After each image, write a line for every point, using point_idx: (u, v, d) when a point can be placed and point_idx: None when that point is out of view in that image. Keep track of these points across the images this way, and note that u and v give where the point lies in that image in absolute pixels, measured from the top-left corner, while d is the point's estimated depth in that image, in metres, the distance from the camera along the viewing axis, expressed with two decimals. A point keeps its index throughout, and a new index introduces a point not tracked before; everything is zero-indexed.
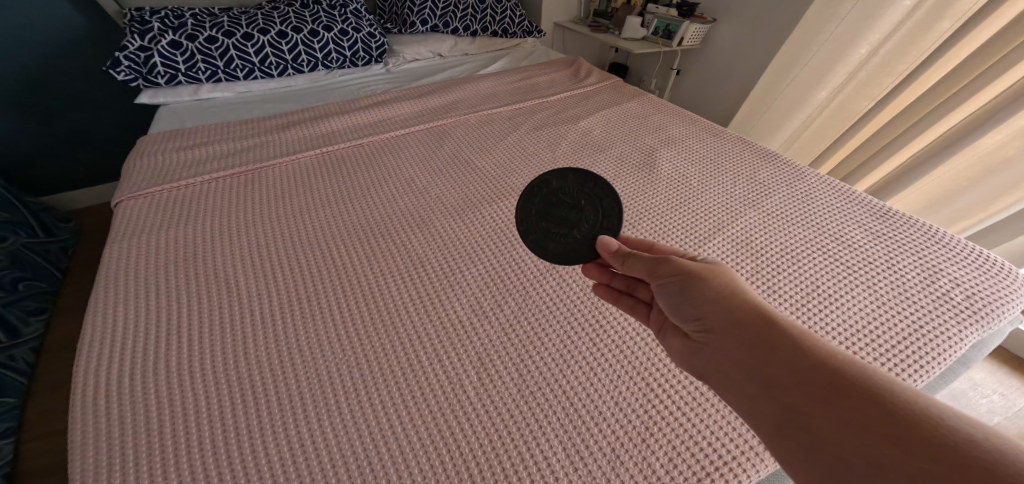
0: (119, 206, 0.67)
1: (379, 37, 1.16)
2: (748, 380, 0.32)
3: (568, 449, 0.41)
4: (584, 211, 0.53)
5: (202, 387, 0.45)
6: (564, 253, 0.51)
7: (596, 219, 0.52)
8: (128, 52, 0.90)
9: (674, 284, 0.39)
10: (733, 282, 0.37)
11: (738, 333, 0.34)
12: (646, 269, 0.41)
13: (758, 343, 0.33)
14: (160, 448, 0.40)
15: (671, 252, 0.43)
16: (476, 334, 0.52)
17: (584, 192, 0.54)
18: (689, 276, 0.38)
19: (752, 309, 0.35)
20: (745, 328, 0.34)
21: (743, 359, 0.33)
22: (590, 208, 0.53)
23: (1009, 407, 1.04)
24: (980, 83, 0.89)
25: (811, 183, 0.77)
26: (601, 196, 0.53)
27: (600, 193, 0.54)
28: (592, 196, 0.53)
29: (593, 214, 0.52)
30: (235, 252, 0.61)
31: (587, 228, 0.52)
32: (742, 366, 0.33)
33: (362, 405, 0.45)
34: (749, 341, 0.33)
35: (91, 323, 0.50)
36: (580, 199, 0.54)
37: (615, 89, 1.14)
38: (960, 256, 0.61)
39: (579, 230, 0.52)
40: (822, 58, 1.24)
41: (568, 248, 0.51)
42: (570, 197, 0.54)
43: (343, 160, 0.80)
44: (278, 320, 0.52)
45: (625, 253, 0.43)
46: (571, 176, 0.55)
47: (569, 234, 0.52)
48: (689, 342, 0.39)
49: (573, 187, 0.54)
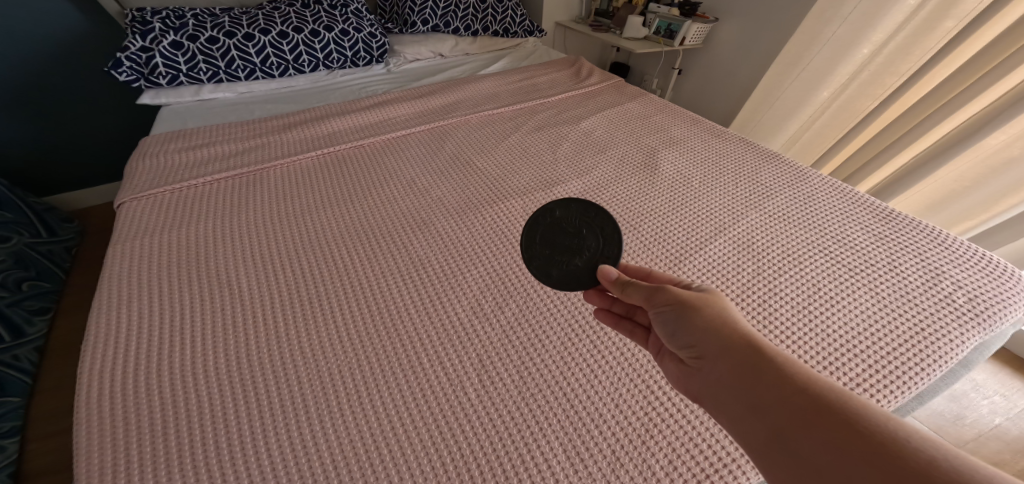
0: (122, 207, 0.67)
1: (380, 37, 1.16)
2: (741, 409, 0.30)
3: (569, 451, 0.41)
4: (586, 240, 0.50)
5: (205, 387, 0.45)
6: (565, 282, 0.49)
7: (599, 247, 0.49)
8: (130, 52, 0.90)
9: (670, 311, 0.37)
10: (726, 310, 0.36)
11: (733, 360, 0.32)
12: (643, 297, 0.39)
13: (752, 372, 0.31)
14: (163, 449, 0.40)
15: (670, 281, 0.41)
16: (477, 336, 0.52)
17: (587, 221, 0.51)
18: (685, 303, 0.36)
19: (747, 337, 0.33)
20: (740, 356, 0.32)
21: (738, 388, 0.31)
22: (593, 237, 0.50)
23: (1011, 409, 1.04)
24: (985, 83, 0.89)
25: (813, 184, 0.77)
26: (603, 224, 0.50)
27: (603, 222, 0.50)
28: (596, 226, 0.50)
29: (595, 243, 0.49)
30: (236, 253, 0.61)
31: (589, 256, 0.49)
32: (740, 396, 0.31)
33: (364, 406, 0.45)
34: (741, 368, 0.32)
35: (94, 325, 0.50)
36: (583, 228, 0.51)
37: (616, 89, 1.13)
38: (961, 258, 0.60)
39: (581, 258, 0.49)
40: (824, 58, 1.23)
41: (569, 277, 0.49)
42: (573, 226, 0.51)
43: (343, 162, 0.81)
44: (280, 321, 0.52)
45: (624, 280, 0.41)
46: (573, 205, 0.52)
47: (571, 261, 0.49)
48: (685, 371, 0.37)
49: (575, 216, 0.52)
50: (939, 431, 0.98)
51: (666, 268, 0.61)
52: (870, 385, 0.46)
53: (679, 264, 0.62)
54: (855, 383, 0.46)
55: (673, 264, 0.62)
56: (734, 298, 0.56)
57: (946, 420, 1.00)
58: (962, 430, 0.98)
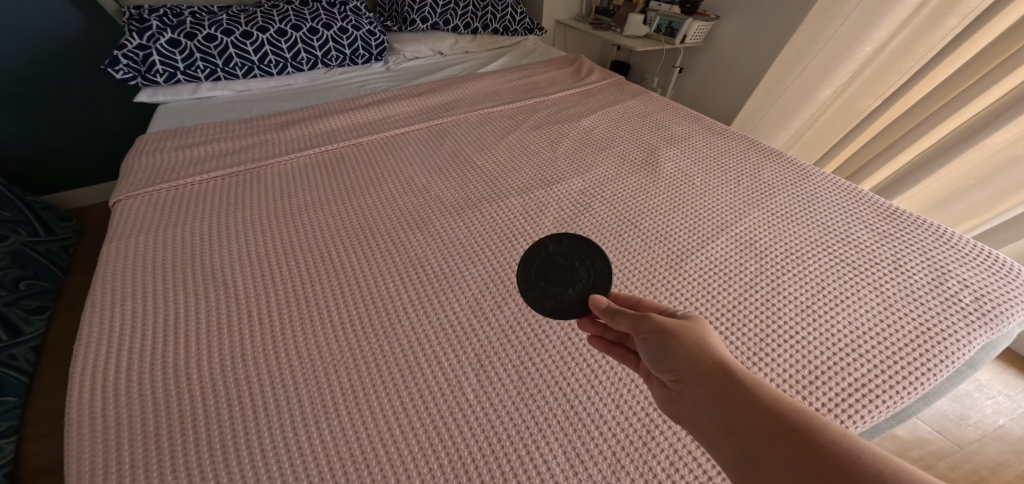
0: (117, 205, 0.66)
1: (379, 35, 1.16)
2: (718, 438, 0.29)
3: (569, 453, 0.41)
4: (577, 272, 0.49)
5: (200, 387, 0.45)
6: (556, 312, 0.47)
7: (589, 280, 0.48)
8: (126, 50, 0.89)
9: (652, 338, 0.35)
10: (706, 335, 0.34)
11: (709, 387, 0.31)
12: (628, 326, 0.37)
13: (728, 397, 0.30)
14: (157, 450, 0.40)
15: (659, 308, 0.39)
16: (476, 335, 0.52)
17: (579, 255, 0.51)
18: (666, 331, 0.35)
19: (724, 362, 0.32)
20: (723, 382, 0.31)
21: (714, 415, 0.30)
22: (584, 270, 0.50)
23: (1015, 409, 1.03)
24: (990, 80, 0.87)
25: (816, 182, 0.76)
26: (594, 258, 0.50)
27: (594, 255, 0.50)
28: (587, 260, 0.50)
29: (587, 276, 0.49)
30: (232, 251, 0.60)
31: (580, 287, 0.48)
32: (721, 427, 0.30)
33: (360, 406, 0.44)
34: (717, 394, 0.31)
35: (88, 324, 0.50)
36: (575, 262, 0.50)
37: (617, 87, 1.13)
38: (967, 257, 0.60)
39: (573, 289, 0.48)
40: (827, 56, 1.22)
41: (563, 306, 0.47)
42: (565, 259, 0.51)
43: (341, 160, 0.80)
44: (276, 320, 0.52)
45: (612, 309, 0.39)
46: (565, 239, 0.52)
47: (563, 291, 0.48)
48: (670, 401, 0.35)
49: (567, 251, 0.51)
50: (942, 431, 0.97)
51: (667, 268, 0.60)
52: (875, 385, 0.45)
53: (681, 263, 0.61)
54: (861, 384, 0.45)
55: (674, 263, 0.61)
56: (737, 297, 0.56)
57: (949, 420, 0.99)
58: (965, 430, 0.98)
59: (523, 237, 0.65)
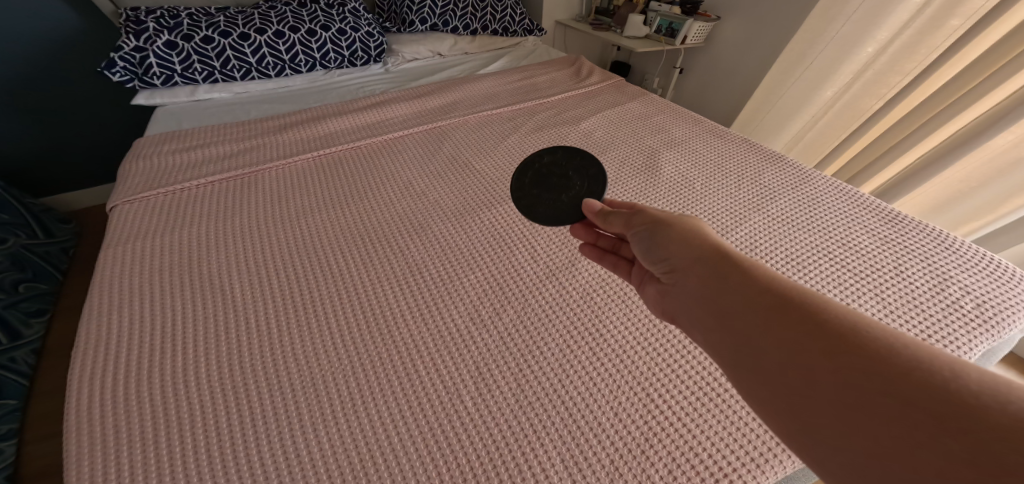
0: (115, 209, 0.66)
1: (378, 36, 1.15)
2: (706, 315, 0.33)
3: (567, 462, 0.40)
4: (572, 181, 0.54)
5: (197, 396, 0.45)
6: (553, 216, 0.52)
7: (583, 187, 0.53)
8: (123, 52, 0.89)
9: (645, 231, 0.40)
10: (694, 228, 0.39)
11: (699, 269, 0.35)
12: (622, 223, 0.43)
13: (716, 278, 0.34)
14: (154, 459, 0.40)
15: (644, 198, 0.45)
16: (474, 342, 0.51)
17: (573, 166, 0.56)
18: (659, 224, 0.40)
19: (712, 247, 0.36)
20: (705, 264, 0.35)
21: (703, 293, 0.34)
22: (578, 178, 0.54)
23: None
24: (993, 82, 0.87)
25: (817, 186, 0.76)
26: (587, 168, 0.55)
27: (587, 167, 0.55)
28: (580, 171, 0.55)
29: (580, 184, 0.54)
30: (230, 257, 0.60)
31: (574, 193, 0.53)
32: (708, 302, 0.33)
33: (358, 414, 0.44)
34: (706, 276, 0.34)
35: (85, 330, 0.50)
36: (569, 171, 0.55)
37: (617, 89, 1.12)
38: (969, 263, 0.59)
39: (568, 195, 0.53)
40: (828, 57, 1.22)
41: (557, 210, 0.52)
42: (560, 169, 0.56)
43: (340, 163, 0.80)
44: (273, 327, 0.51)
45: (607, 211, 0.44)
46: (560, 152, 0.57)
47: (558, 198, 0.53)
48: (662, 291, 0.39)
49: (562, 162, 0.56)
50: None
51: None
52: None
53: None
54: None
55: None
56: None
57: None
58: None
59: (522, 242, 0.65)
